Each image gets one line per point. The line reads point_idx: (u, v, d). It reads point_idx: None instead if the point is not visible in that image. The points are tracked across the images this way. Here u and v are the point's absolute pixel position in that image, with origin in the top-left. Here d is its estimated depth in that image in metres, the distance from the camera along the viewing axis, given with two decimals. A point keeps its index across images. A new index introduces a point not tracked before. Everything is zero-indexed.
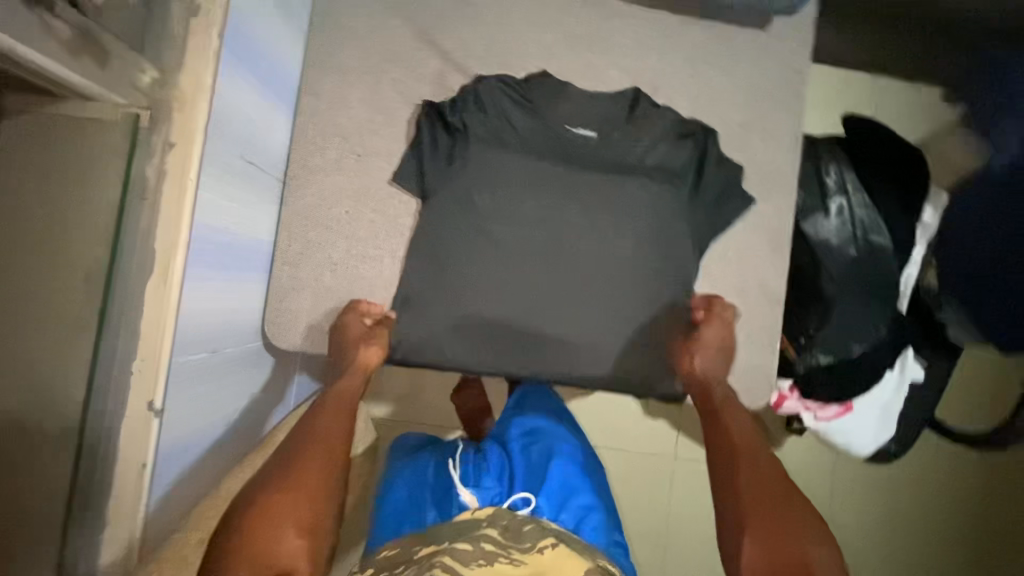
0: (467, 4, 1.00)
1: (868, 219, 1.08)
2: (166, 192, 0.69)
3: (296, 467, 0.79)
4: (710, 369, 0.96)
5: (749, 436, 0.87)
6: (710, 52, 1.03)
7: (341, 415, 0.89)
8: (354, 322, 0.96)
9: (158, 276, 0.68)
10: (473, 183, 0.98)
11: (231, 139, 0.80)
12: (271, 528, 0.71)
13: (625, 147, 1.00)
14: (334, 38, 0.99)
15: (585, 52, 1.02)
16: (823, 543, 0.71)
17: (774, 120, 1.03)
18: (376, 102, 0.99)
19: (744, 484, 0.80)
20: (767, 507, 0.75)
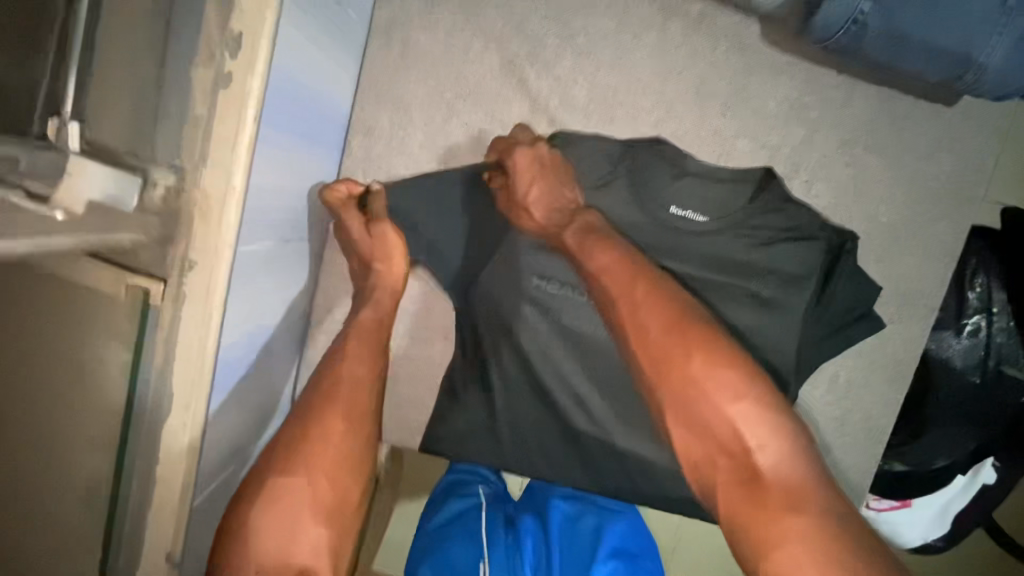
0: (571, 31, 0.78)
1: (1008, 347, 0.91)
2: (182, 326, 0.48)
3: (311, 427, 0.62)
4: (545, 189, 0.74)
5: (622, 262, 0.68)
6: (871, 129, 0.80)
7: (365, 353, 0.72)
8: (353, 222, 0.75)
9: (179, 432, 0.49)
10: (549, 268, 0.82)
11: (269, 219, 0.62)
12: (283, 519, 0.56)
13: (747, 245, 0.78)
14: (399, 62, 0.78)
15: (713, 112, 0.80)
16: (751, 395, 0.58)
17: (932, 226, 0.83)
18: (439, 149, 0.80)
19: (680, 369, 0.60)
20: (706, 372, 0.59)
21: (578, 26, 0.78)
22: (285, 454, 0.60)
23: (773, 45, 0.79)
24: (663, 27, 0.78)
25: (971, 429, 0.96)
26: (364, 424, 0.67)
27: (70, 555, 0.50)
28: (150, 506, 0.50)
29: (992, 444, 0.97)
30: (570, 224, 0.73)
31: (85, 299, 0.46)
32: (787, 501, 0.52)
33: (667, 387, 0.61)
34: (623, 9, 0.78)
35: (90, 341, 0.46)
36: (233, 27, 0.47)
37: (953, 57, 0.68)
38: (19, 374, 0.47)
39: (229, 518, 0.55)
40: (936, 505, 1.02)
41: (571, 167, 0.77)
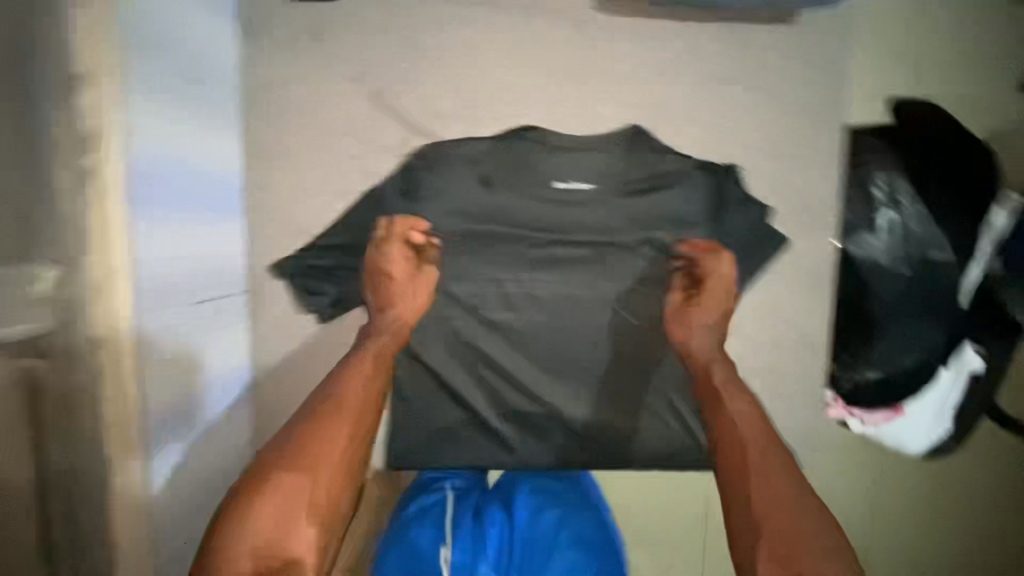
0: (422, 50, 0.83)
1: (924, 233, 0.93)
2: (104, 392, 0.55)
3: (314, 436, 0.66)
4: (709, 345, 0.82)
5: (755, 421, 0.71)
6: (722, 66, 0.84)
7: (369, 372, 0.75)
8: (395, 259, 0.83)
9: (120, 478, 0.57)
10: (456, 268, 0.87)
11: (177, 285, 0.68)
12: (277, 516, 0.59)
13: (625, 198, 0.86)
14: (276, 117, 0.84)
15: (573, 89, 0.85)
16: (839, 524, 0.61)
17: (809, 139, 0.86)
18: (332, 186, 0.85)
19: (772, 485, 0.63)
20: (812, 514, 0.60)
21: (427, 44, 0.83)
22: (295, 448, 0.64)
23: (609, 15, 0.84)
24: (506, 25, 0.83)
25: (923, 320, 0.96)
26: (354, 426, 0.69)
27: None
28: (116, 541, 0.57)
29: (948, 328, 0.97)
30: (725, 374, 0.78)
31: None
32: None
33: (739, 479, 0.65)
34: (463, 18, 0.83)
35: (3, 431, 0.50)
36: (81, 125, 0.52)
37: None
38: None
39: (224, 515, 0.58)
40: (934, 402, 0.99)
41: (451, 174, 0.84)
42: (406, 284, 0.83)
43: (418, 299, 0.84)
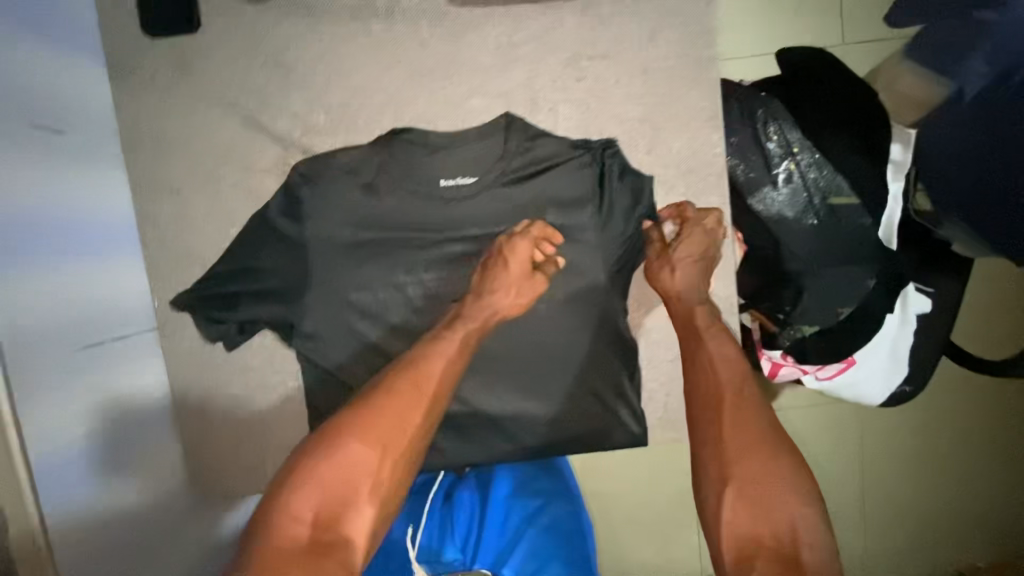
0: (286, 68, 0.84)
1: (825, 180, 0.91)
2: None
3: (369, 425, 0.76)
4: (683, 285, 0.86)
5: (731, 359, 0.83)
6: (587, 39, 0.83)
7: (450, 357, 0.82)
8: (521, 246, 0.84)
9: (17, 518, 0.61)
10: (355, 276, 0.87)
11: (67, 330, 0.72)
12: (336, 491, 0.72)
13: (510, 186, 0.87)
14: (156, 154, 0.86)
15: (441, 84, 0.84)
16: (807, 505, 0.71)
17: (688, 99, 0.84)
18: (220, 213, 0.87)
19: (722, 439, 0.77)
20: (749, 442, 0.76)
21: (290, 61, 0.84)
22: (350, 427, 0.76)
23: (465, 5, 0.83)
24: (363, 30, 0.83)
25: (846, 268, 0.97)
26: (421, 418, 0.79)
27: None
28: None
29: (875, 272, 0.97)
30: (686, 317, 0.86)
31: None
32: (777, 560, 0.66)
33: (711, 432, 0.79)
34: (322, 30, 0.83)
35: None
36: None
37: None
38: None
39: (279, 497, 0.71)
40: (884, 347, 1.00)
41: (335, 184, 0.86)
42: (502, 282, 0.84)
43: (510, 299, 0.85)
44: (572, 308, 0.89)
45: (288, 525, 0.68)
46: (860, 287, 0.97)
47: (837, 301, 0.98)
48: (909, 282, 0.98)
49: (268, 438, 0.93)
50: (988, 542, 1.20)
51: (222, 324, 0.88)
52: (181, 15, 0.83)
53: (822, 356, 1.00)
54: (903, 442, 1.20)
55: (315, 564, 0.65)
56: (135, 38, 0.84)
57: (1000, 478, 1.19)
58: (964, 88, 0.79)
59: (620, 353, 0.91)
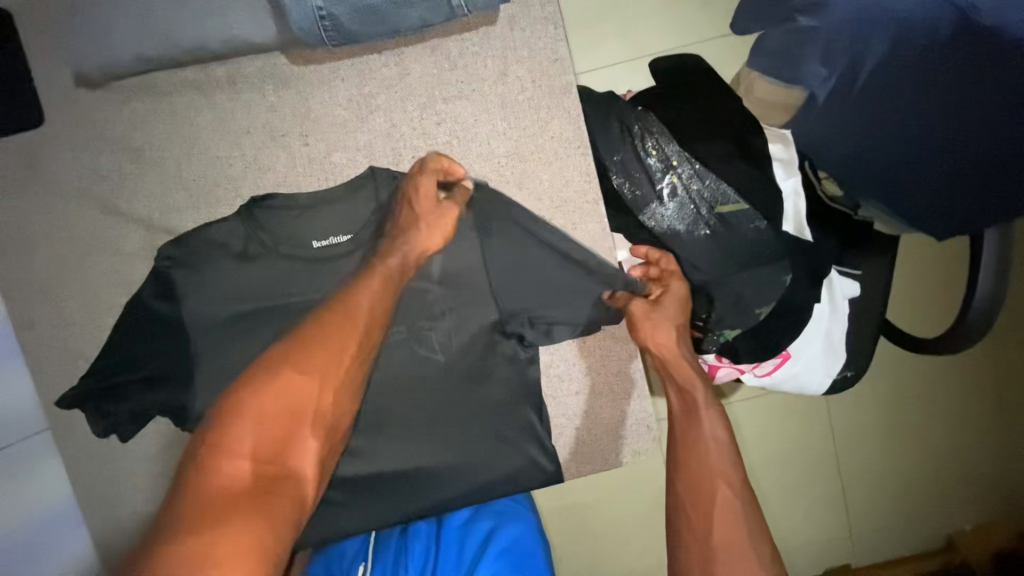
0: (137, 149, 0.82)
1: (710, 189, 0.89)
2: None
3: (306, 352, 0.71)
4: (670, 342, 0.88)
5: (728, 445, 0.81)
6: (436, 81, 0.82)
7: (377, 291, 0.79)
8: (433, 170, 0.83)
9: None
10: (235, 352, 0.84)
11: None
12: (276, 425, 0.66)
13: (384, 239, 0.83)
14: (21, 252, 0.84)
15: (298, 145, 0.83)
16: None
17: (549, 129, 0.82)
18: (93, 306, 0.84)
19: (702, 517, 0.74)
20: (729, 526, 0.73)
21: (140, 143, 0.82)
22: (283, 362, 0.71)
23: (306, 63, 0.81)
24: (209, 102, 0.82)
25: (757, 271, 0.93)
26: (356, 349, 0.75)
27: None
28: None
29: (789, 269, 0.93)
30: (678, 385, 0.88)
31: None
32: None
33: (687, 506, 0.76)
34: (166, 107, 0.82)
35: None
36: None
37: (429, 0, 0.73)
38: None
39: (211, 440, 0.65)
40: (817, 337, 0.98)
41: (204, 261, 0.83)
42: (429, 221, 0.83)
43: (442, 234, 0.83)
44: (468, 352, 0.86)
45: (227, 463, 0.62)
46: (772, 289, 0.94)
47: (750, 304, 0.95)
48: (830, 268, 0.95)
49: None
50: (953, 505, 1.20)
51: (112, 416, 0.85)
52: (21, 110, 0.81)
53: (754, 355, 0.97)
54: (861, 421, 1.19)
55: (256, 503, 0.59)
56: None
57: (956, 444, 1.19)
58: (814, 93, 0.82)
59: (527, 390, 0.88)
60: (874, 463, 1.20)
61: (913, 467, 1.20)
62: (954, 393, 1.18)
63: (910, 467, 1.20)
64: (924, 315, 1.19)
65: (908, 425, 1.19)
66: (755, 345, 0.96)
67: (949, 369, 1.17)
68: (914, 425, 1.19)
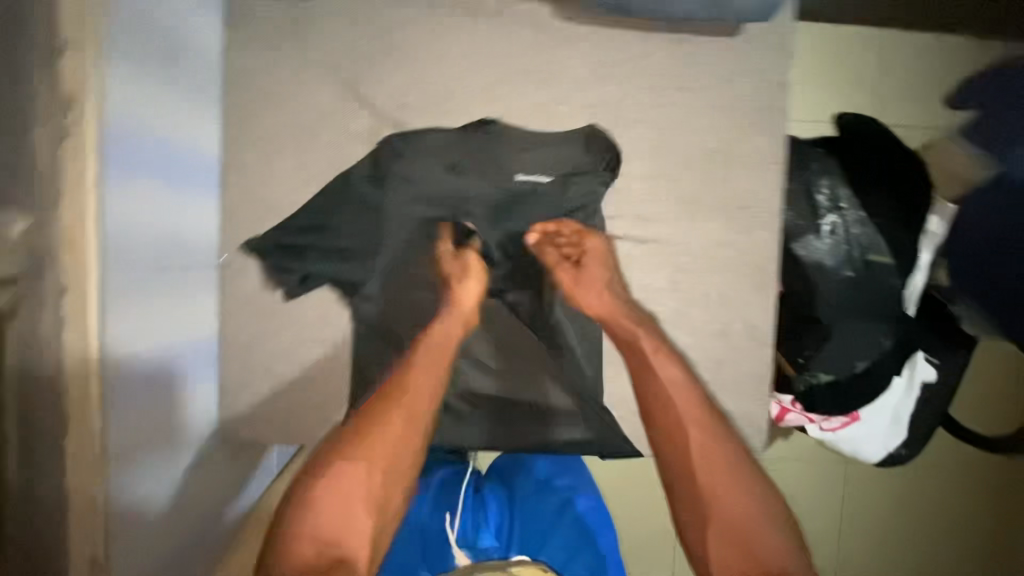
0: (392, 45, 0.89)
1: (865, 237, 0.98)
2: (65, 334, 0.62)
3: (370, 436, 0.85)
4: (604, 301, 0.91)
5: (690, 397, 0.90)
6: (672, 69, 0.90)
7: (423, 376, 0.89)
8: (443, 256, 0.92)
9: (76, 418, 0.63)
10: (419, 250, 0.92)
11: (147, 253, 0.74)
12: (335, 515, 0.79)
13: (580, 193, 0.92)
14: (255, 103, 0.90)
15: (532, 86, 0.90)
16: (773, 518, 0.83)
17: (755, 141, 0.91)
18: (302, 170, 0.91)
19: (694, 493, 0.84)
20: (720, 476, 0.84)
21: (397, 41, 0.89)
22: (354, 441, 0.85)
23: (568, 18, 0.89)
24: (470, 24, 0.89)
25: (870, 325, 1.02)
26: (411, 430, 0.87)
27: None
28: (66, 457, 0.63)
29: (891, 333, 1.02)
30: (622, 331, 0.91)
31: None
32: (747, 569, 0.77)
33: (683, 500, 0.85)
34: (431, 16, 0.89)
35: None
36: (61, 91, 0.60)
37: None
38: None
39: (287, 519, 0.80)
40: (886, 411, 1.05)
41: (416, 161, 0.90)
42: (586, 287, 0.92)
43: (597, 298, 0.91)
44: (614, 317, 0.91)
45: (295, 540, 0.77)
46: (879, 347, 1.02)
47: (856, 354, 1.03)
48: (914, 350, 1.04)
49: (303, 395, 0.93)
50: None
51: (287, 272, 0.91)
52: None
53: (832, 405, 1.05)
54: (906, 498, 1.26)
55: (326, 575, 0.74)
56: None
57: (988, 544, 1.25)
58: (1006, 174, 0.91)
59: None
60: (909, 541, 1.26)
61: (942, 555, 1.25)
62: (998, 496, 1.25)
63: (940, 554, 1.25)
64: (993, 416, 1.26)
65: (951, 514, 1.25)
66: (843, 396, 1.03)
67: (1001, 472, 1.25)
68: (956, 515, 1.25)
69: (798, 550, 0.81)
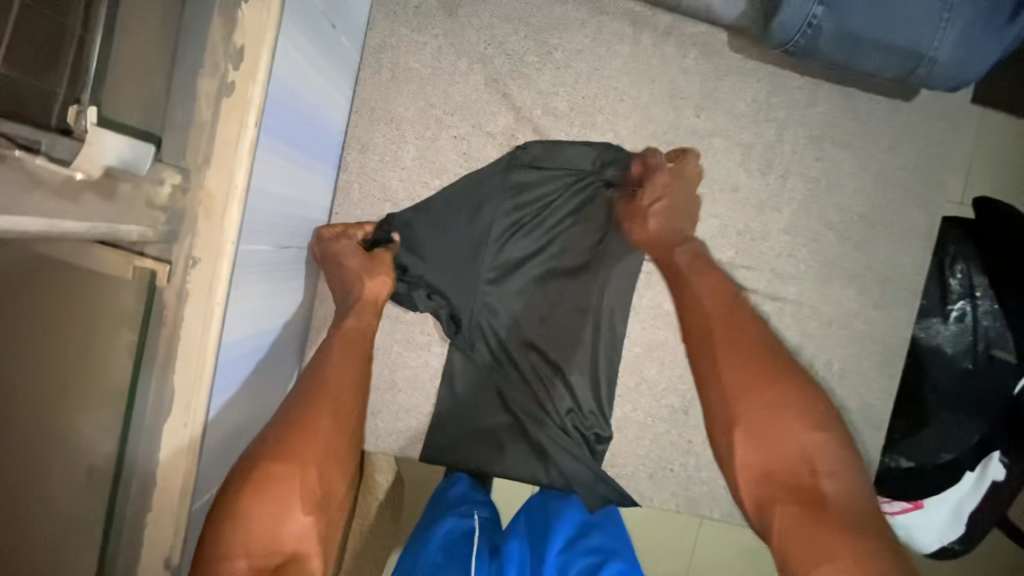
0: (549, 47, 0.83)
1: (994, 330, 0.93)
2: (187, 315, 0.52)
3: (298, 422, 0.61)
4: (661, 220, 0.79)
5: (722, 294, 0.69)
6: (836, 125, 0.85)
7: (354, 361, 0.70)
8: (346, 250, 0.78)
9: (178, 417, 0.52)
10: (530, 257, 0.83)
11: (268, 227, 0.65)
12: (270, 509, 0.55)
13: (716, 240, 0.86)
14: (391, 82, 0.83)
15: (688, 115, 0.84)
16: (828, 429, 0.57)
17: (906, 213, 0.87)
18: (429, 162, 0.84)
19: (717, 387, 0.62)
20: (750, 374, 0.60)
21: (555, 42, 0.83)
22: (285, 433, 0.60)
23: (739, 51, 0.84)
24: (635, 38, 0.83)
25: (968, 416, 0.95)
26: (353, 408, 0.67)
27: (61, 572, 0.48)
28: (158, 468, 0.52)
29: (983, 431, 0.94)
30: (670, 255, 0.77)
31: (88, 291, 0.47)
32: (802, 507, 0.52)
33: (713, 385, 0.62)
34: (596, 23, 0.83)
35: (109, 344, 0.49)
36: (237, 42, 0.53)
37: (906, 52, 0.74)
38: (20, 386, 0.46)
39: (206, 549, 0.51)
40: (954, 506, 0.97)
41: (553, 168, 0.83)
42: (641, 210, 0.80)
43: (651, 225, 0.79)
44: None
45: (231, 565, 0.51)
46: (971, 444, 0.95)
47: (945, 445, 0.96)
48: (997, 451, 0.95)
49: (387, 399, 0.87)
50: None
51: None
52: None
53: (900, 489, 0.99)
54: None
55: None
56: None
57: None
58: None
59: None
60: None
61: None
62: None
63: None
64: None
65: None
66: (921, 486, 0.97)
67: None
68: None
69: (852, 453, 0.56)
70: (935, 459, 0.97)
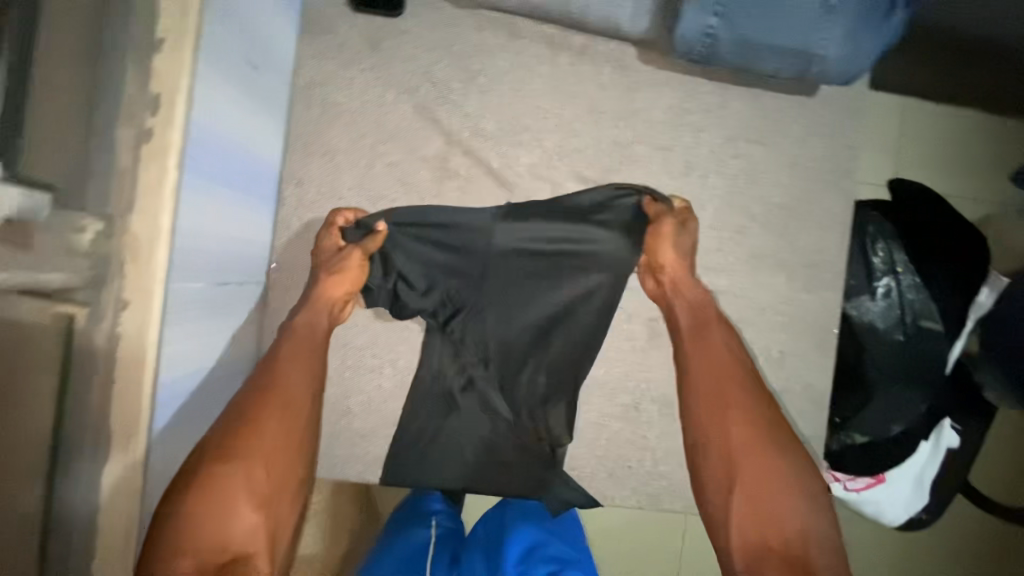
0: (472, 72, 0.88)
1: (920, 303, 0.98)
2: (119, 356, 0.54)
3: (244, 427, 0.63)
4: (680, 271, 0.79)
5: (735, 358, 0.73)
6: (748, 124, 0.91)
7: (308, 365, 0.71)
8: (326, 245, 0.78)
9: (117, 448, 0.54)
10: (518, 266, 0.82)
11: (203, 264, 0.66)
12: (216, 506, 0.57)
13: None
14: (323, 117, 0.86)
15: (609, 125, 0.89)
16: (820, 509, 0.62)
17: (822, 200, 0.92)
18: (365, 189, 0.87)
19: (721, 448, 0.66)
20: (752, 440, 0.66)
21: (477, 67, 0.88)
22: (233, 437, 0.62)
23: (651, 63, 0.90)
24: (552, 59, 0.88)
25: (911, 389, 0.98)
26: (305, 420, 0.68)
27: None
28: (101, 506, 0.53)
29: (928, 399, 0.98)
30: (688, 307, 0.78)
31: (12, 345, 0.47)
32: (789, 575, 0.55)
33: (711, 448, 0.67)
34: (514, 48, 0.88)
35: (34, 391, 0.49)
36: (153, 90, 0.55)
37: (796, 52, 0.80)
38: None
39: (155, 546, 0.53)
40: (911, 474, 1.01)
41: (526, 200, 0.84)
42: (669, 252, 0.79)
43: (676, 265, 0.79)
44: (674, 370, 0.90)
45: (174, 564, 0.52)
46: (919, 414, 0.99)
47: (893, 417, 0.99)
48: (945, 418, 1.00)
49: (344, 426, 0.88)
50: None
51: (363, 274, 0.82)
52: None
53: (858, 467, 1.02)
54: None
55: None
56: (336, 7, 0.86)
57: None
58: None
59: None
60: None
61: None
62: None
63: None
64: None
65: None
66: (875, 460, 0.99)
67: None
68: None
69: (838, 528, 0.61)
70: (887, 431, 1.00)
